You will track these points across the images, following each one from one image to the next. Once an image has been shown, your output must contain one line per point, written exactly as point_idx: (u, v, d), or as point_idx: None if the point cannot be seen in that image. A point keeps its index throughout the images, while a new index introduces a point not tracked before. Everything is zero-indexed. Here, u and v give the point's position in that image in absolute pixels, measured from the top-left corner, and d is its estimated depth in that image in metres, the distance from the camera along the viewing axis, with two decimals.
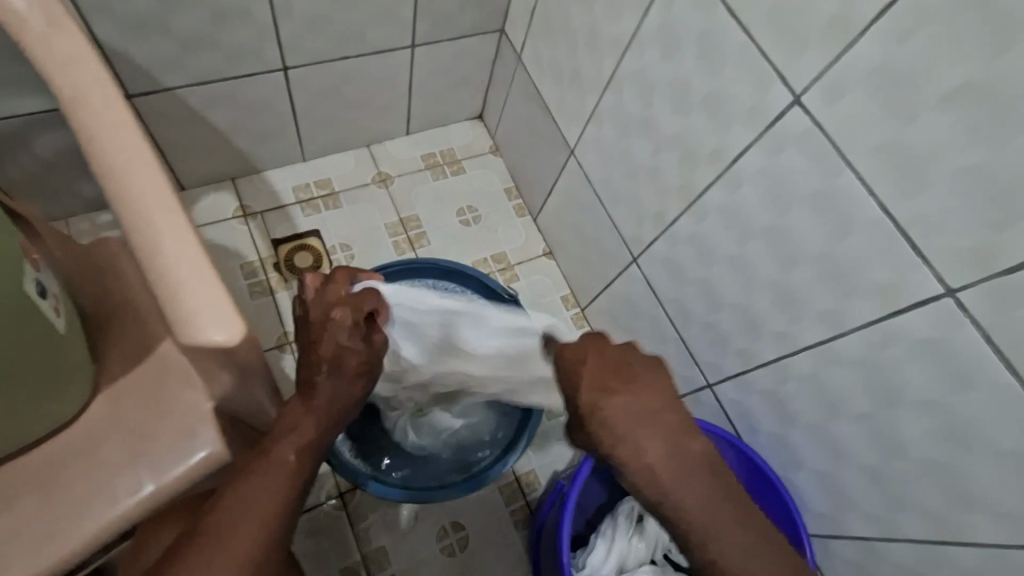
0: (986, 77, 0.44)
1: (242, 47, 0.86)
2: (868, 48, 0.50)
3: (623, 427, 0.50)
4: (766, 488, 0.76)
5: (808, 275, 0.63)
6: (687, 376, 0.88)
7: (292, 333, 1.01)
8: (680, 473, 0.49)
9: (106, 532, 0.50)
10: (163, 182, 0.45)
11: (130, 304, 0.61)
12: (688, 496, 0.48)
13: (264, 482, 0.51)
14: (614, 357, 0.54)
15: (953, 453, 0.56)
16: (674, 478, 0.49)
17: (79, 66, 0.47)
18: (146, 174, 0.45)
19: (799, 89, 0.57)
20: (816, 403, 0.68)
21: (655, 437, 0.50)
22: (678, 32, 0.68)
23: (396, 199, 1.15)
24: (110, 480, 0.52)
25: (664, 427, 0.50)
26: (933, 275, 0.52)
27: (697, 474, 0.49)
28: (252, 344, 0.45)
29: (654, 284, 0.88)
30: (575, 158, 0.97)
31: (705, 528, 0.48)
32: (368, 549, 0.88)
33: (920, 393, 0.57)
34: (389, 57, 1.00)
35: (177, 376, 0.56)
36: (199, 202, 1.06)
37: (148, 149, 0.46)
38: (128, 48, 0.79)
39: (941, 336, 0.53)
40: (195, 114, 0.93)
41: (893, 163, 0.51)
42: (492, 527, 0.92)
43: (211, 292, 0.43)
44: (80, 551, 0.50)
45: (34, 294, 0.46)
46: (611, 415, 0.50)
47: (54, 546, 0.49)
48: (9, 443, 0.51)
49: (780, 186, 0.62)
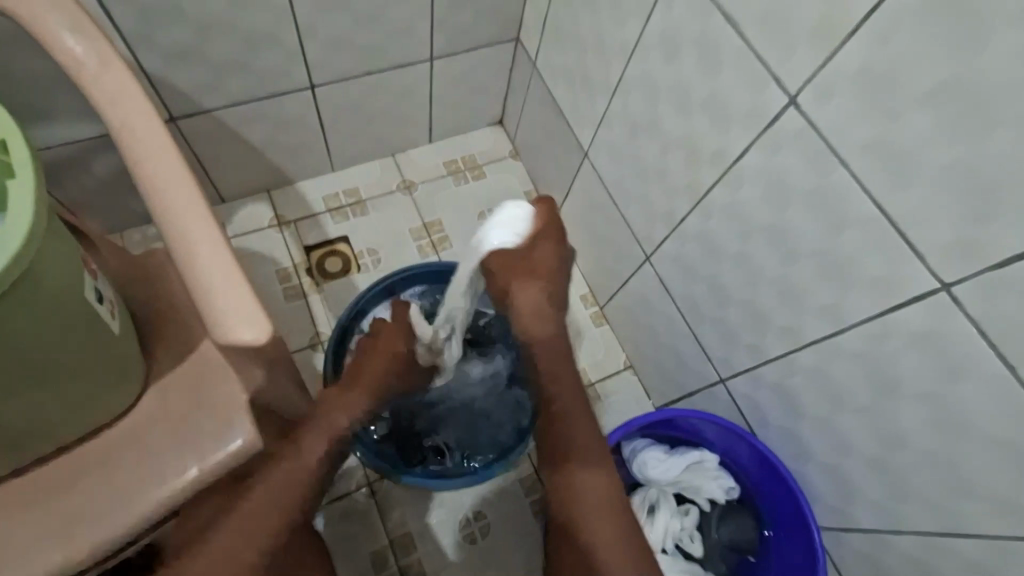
0: (957, 78, 0.45)
1: (271, 68, 0.93)
2: (854, 49, 0.51)
3: (545, 354, 0.77)
4: (774, 480, 0.77)
5: (811, 269, 0.64)
6: (702, 372, 0.90)
7: (324, 333, 1.08)
8: (589, 441, 0.71)
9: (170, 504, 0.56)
10: (192, 187, 0.51)
11: (175, 310, 0.68)
12: (592, 479, 0.68)
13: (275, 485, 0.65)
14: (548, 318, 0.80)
15: (951, 442, 0.56)
16: (574, 411, 0.72)
17: (129, 101, 0.52)
18: (191, 206, 0.50)
19: (793, 89, 0.58)
20: (821, 395, 0.69)
21: (580, 416, 0.72)
22: (678, 37, 0.70)
23: (419, 204, 1.20)
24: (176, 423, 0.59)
25: (583, 408, 0.73)
26: (927, 269, 0.52)
27: (594, 432, 0.72)
28: (275, 338, 0.49)
29: (666, 281, 0.90)
30: (589, 160, 1.00)
31: (580, 439, 0.70)
32: (395, 536, 0.93)
33: (915, 384, 0.57)
34: (409, 71, 1.05)
35: (215, 375, 0.62)
36: (239, 212, 1.14)
37: (191, 183, 0.51)
38: (172, 76, 0.87)
39: (934, 328, 0.53)
40: (232, 131, 1.01)
41: (885, 160, 0.52)
42: (511, 518, 0.96)
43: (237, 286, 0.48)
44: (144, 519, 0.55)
45: (93, 300, 0.52)
46: (560, 372, 0.75)
47: (122, 511, 0.55)
48: (58, 438, 0.57)
49: (779, 184, 0.63)
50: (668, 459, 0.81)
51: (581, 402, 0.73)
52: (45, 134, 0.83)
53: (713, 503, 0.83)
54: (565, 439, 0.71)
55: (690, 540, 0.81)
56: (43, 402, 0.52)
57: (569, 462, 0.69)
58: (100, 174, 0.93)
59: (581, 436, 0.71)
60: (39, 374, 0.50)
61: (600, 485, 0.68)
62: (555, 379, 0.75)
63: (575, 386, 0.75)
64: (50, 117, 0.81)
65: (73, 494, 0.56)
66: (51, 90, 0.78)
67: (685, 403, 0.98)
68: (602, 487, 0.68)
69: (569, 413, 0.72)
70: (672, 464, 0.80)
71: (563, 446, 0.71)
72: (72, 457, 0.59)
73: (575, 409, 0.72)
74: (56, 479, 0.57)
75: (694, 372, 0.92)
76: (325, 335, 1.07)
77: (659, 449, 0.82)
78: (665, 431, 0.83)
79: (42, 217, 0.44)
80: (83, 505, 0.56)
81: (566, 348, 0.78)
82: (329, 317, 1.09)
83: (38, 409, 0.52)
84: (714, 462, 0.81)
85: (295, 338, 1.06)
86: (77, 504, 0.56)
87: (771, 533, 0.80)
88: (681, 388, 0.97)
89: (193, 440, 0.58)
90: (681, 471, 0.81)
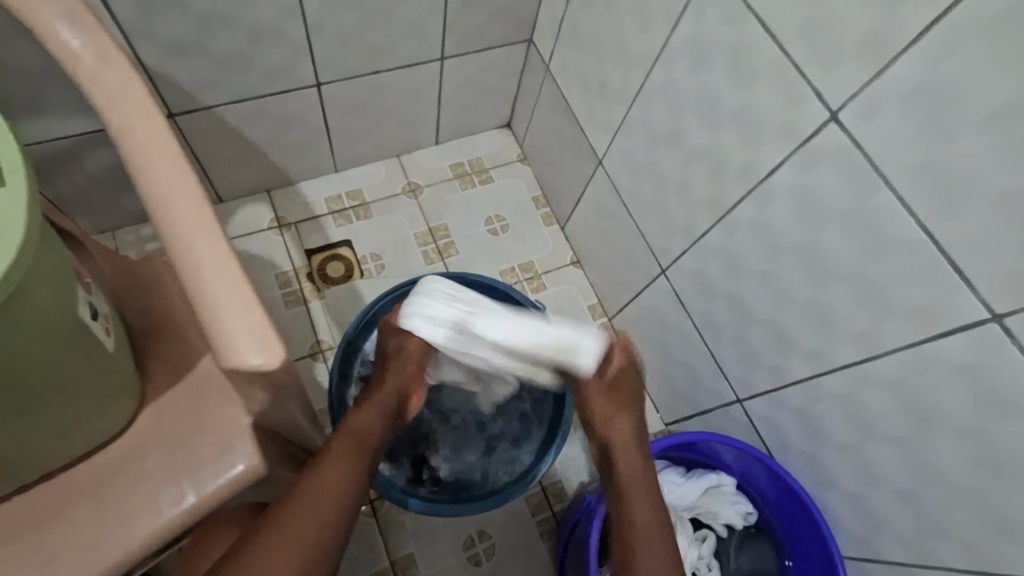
0: None
1: (275, 65, 0.89)
2: (908, 66, 0.48)
3: (621, 439, 0.72)
4: (795, 508, 0.74)
5: (845, 293, 0.61)
6: (718, 391, 0.87)
7: (324, 342, 1.04)
8: (642, 477, 0.67)
9: (165, 534, 0.52)
10: (198, 195, 0.47)
11: (173, 324, 0.64)
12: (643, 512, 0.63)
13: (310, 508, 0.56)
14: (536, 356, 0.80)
15: (992, 479, 0.53)
16: (626, 458, 0.69)
17: (128, 100, 0.48)
18: (195, 214, 0.46)
19: (835, 105, 0.55)
20: (849, 422, 0.66)
21: (637, 463, 0.68)
22: (708, 45, 0.67)
23: (424, 208, 1.17)
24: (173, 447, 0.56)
25: (643, 459, 0.69)
26: (976, 298, 0.49)
27: (651, 487, 0.66)
28: (288, 363, 0.46)
29: (683, 297, 0.87)
30: (604, 168, 0.96)
31: (640, 479, 0.67)
32: (397, 556, 0.89)
33: (956, 418, 0.55)
34: (418, 70, 1.01)
35: (215, 395, 0.58)
36: (237, 213, 1.10)
37: (196, 189, 0.47)
38: (171, 70, 0.83)
39: (983, 360, 0.50)
40: (232, 129, 0.96)
41: (936, 183, 0.49)
42: (518, 537, 0.92)
43: (245, 305, 0.44)
44: (138, 550, 0.51)
45: (86, 316, 0.48)
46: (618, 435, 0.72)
47: (113, 543, 0.51)
48: (46, 463, 0.53)
49: (813, 203, 0.61)
50: (685, 483, 0.79)
51: (637, 439, 0.72)
52: (36, 129, 0.78)
53: (730, 529, 0.81)
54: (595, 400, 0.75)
55: (708, 569, 0.78)
56: (31, 427, 0.48)
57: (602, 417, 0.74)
58: (93, 172, 0.89)
59: (641, 480, 0.67)
60: (27, 397, 0.46)
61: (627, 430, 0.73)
62: (610, 425, 0.73)
63: (630, 428, 0.73)
64: (42, 112, 0.77)
65: (60, 523, 0.52)
66: (43, 84, 0.73)
67: (698, 421, 0.95)
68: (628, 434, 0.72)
69: (627, 464, 0.69)
70: (688, 489, 0.79)
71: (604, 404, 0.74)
72: (59, 483, 0.54)
73: (630, 458, 0.69)
74: (41, 505, 0.53)
75: (709, 390, 0.89)
76: (326, 343, 1.03)
77: (676, 473, 0.80)
78: (682, 453, 0.81)
79: (35, 225, 0.40)
80: (69, 535, 0.52)
81: (635, 434, 0.72)
82: (330, 325, 1.05)
83: (25, 435, 0.48)
84: (732, 486, 0.79)
85: (294, 346, 1.02)
86: (63, 534, 0.52)
87: (793, 565, 0.77)
88: (695, 406, 0.94)
89: (193, 468, 0.54)
90: (699, 495, 0.79)
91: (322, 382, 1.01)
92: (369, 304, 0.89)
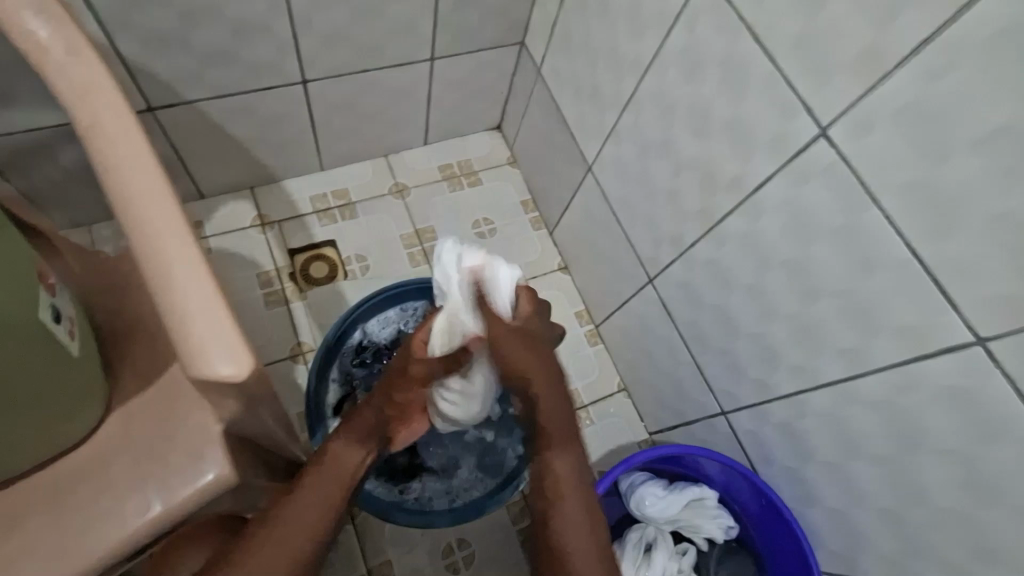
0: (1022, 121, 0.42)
1: (260, 61, 0.86)
2: (901, 83, 0.48)
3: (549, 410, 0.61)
4: (777, 523, 0.74)
5: (830, 309, 0.61)
6: (703, 403, 0.87)
7: (305, 343, 1.02)
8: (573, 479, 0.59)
9: (131, 544, 0.50)
10: (170, 198, 0.45)
11: (145, 325, 0.62)
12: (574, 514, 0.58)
13: (313, 496, 0.57)
14: (546, 350, 0.66)
15: (975, 503, 0.53)
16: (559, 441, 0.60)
17: (97, 96, 0.46)
18: (165, 218, 0.44)
19: (824, 121, 0.54)
20: (833, 440, 0.66)
21: (572, 461, 0.60)
22: (700, 55, 0.66)
23: (411, 209, 1.15)
24: (143, 453, 0.54)
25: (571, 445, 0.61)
26: (962, 320, 0.49)
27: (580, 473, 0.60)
28: (261, 373, 0.44)
29: (670, 307, 0.86)
30: (593, 174, 0.95)
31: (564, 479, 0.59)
32: (375, 564, 0.88)
33: (941, 440, 0.55)
34: (408, 70, 0.99)
35: (185, 400, 0.56)
36: (219, 210, 1.08)
37: (168, 191, 0.45)
38: (152, 64, 0.80)
39: (970, 384, 0.50)
40: (215, 124, 0.94)
41: (926, 204, 0.49)
42: (499, 546, 0.91)
43: (217, 313, 0.43)
44: (101, 562, 0.49)
45: (49, 320, 0.47)
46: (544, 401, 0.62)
47: (73, 556, 0.49)
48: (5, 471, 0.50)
49: (802, 218, 0.60)
50: (668, 495, 0.78)
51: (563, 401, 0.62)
52: (7, 120, 0.76)
53: (712, 542, 0.81)
54: (553, 420, 0.61)
55: None
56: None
57: (552, 443, 0.60)
58: (68, 164, 0.86)
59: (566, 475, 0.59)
60: None
61: (571, 468, 0.60)
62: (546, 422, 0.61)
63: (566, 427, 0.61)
64: (14, 103, 0.74)
65: (19, 534, 0.50)
66: (15, 74, 0.71)
67: (682, 432, 0.95)
68: (569, 473, 0.60)
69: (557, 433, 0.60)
70: (671, 501, 0.78)
71: (554, 429, 0.61)
72: (20, 490, 0.52)
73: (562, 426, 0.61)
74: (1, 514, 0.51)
75: (693, 401, 0.89)
76: (307, 345, 1.01)
77: (658, 485, 0.79)
78: (666, 465, 0.81)
79: None
80: (28, 545, 0.49)
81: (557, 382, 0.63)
82: (311, 326, 1.03)
83: None
84: (714, 500, 0.79)
85: (274, 348, 1.00)
86: (23, 546, 0.49)
87: None
88: (679, 416, 0.94)
89: (161, 476, 0.52)
90: (681, 508, 0.79)
91: (302, 385, 0.99)
92: (351, 309, 0.88)
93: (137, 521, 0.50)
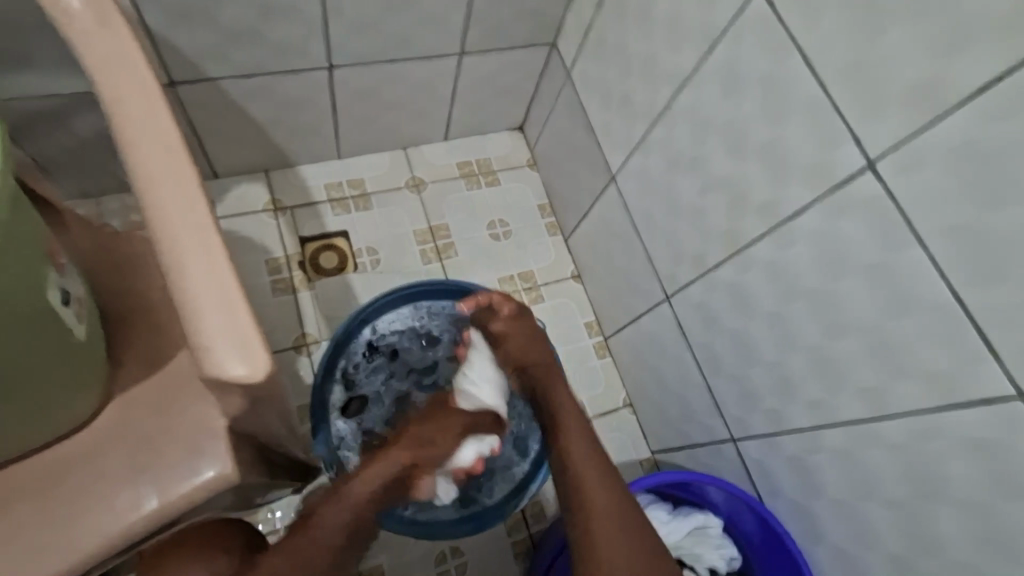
0: None
1: (287, 43, 0.84)
2: (962, 120, 0.45)
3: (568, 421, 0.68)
4: (781, 559, 0.72)
5: (857, 347, 0.59)
6: (711, 427, 0.85)
7: (309, 334, 1.00)
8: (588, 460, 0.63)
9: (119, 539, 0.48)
10: (192, 182, 0.43)
11: (151, 306, 0.60)
12: (595, 494, 0.59)
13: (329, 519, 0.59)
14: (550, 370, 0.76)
15: (994, 560, 0.51)
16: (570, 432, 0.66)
17: (122, 68, 0.44)
18: (184, 203, 0.42)
19: (873, 153, 0.52)
20: (846, 480, 0.64)
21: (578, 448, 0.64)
22: (742, 73, 0.64)
23: (426, 205, 1.13)
24: (143, 444, 0.52)
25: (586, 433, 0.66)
26: (1001, 371, 0.47)
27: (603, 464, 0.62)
28: (273, 373, 0.42)
29: (685, 328, 0.84)
30: (616, 185, 0.93)
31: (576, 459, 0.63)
32: (363, 566, 0.86)
33: (963, 492, 0.53)
34: (434, 63, 0.97)
35: (189, 392, 0.54)
36: (231, 191, 1.05)
37: (191, 175, 0.43)
38: (174, 37, 0.78)
39: (1002, 439, 0.48)
40: (234, 104, 0.92)
41: (971, 249, 0.47)
42: (490, 558, 0.89)
43: (234, 307, 0.40)
44: (89, 555, 0.47)
45: (57, 302, 0.45)
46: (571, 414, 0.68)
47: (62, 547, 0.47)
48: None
49: (836, 252, 0.58)
50: (671, 521, 0.78)
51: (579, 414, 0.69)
52: (24, 84, 0.73)
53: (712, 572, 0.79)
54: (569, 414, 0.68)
55: None
56: None
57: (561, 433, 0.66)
58: (80, 134, 0.84)
59: (583, 466, 0.62)
60: None
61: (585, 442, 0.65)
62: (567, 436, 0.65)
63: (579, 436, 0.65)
64: (31, 67, 0.72)
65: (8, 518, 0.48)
66: (32, 38, 0.68)
67: (686, 454, 0.93)
68: (589, 448, 0.64)
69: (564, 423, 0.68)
70: (673, 527, 0.77)
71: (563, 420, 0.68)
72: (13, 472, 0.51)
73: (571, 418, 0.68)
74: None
75: (701, 425, 0.87)
76: (311, 336, 0.99)
77: (662, 509, 0.78)
78: (671, 490, 0.79)
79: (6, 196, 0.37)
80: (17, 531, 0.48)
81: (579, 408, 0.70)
82: (317, 318, 1.01)
83: None
84: (717, 529, 0.77)
85: (277, 337, 0.98)
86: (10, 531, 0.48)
87: None
88: (684, 438, 0.92)
89: (160, 469, 0.50)
90: (682, 535, 0.78)
91: (303, 376, 0.97)
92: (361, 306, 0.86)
93: (131, 515, 0.48)
